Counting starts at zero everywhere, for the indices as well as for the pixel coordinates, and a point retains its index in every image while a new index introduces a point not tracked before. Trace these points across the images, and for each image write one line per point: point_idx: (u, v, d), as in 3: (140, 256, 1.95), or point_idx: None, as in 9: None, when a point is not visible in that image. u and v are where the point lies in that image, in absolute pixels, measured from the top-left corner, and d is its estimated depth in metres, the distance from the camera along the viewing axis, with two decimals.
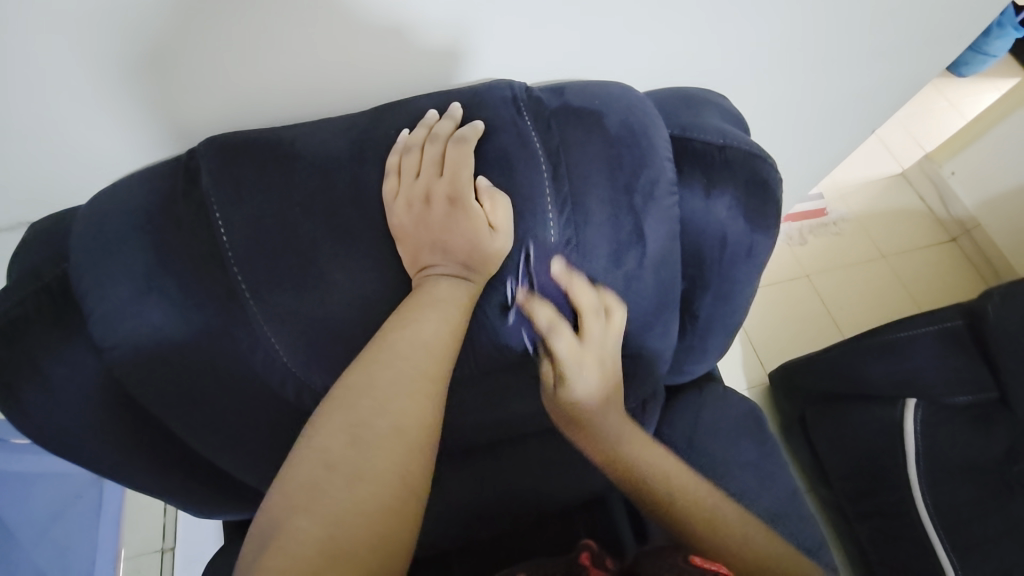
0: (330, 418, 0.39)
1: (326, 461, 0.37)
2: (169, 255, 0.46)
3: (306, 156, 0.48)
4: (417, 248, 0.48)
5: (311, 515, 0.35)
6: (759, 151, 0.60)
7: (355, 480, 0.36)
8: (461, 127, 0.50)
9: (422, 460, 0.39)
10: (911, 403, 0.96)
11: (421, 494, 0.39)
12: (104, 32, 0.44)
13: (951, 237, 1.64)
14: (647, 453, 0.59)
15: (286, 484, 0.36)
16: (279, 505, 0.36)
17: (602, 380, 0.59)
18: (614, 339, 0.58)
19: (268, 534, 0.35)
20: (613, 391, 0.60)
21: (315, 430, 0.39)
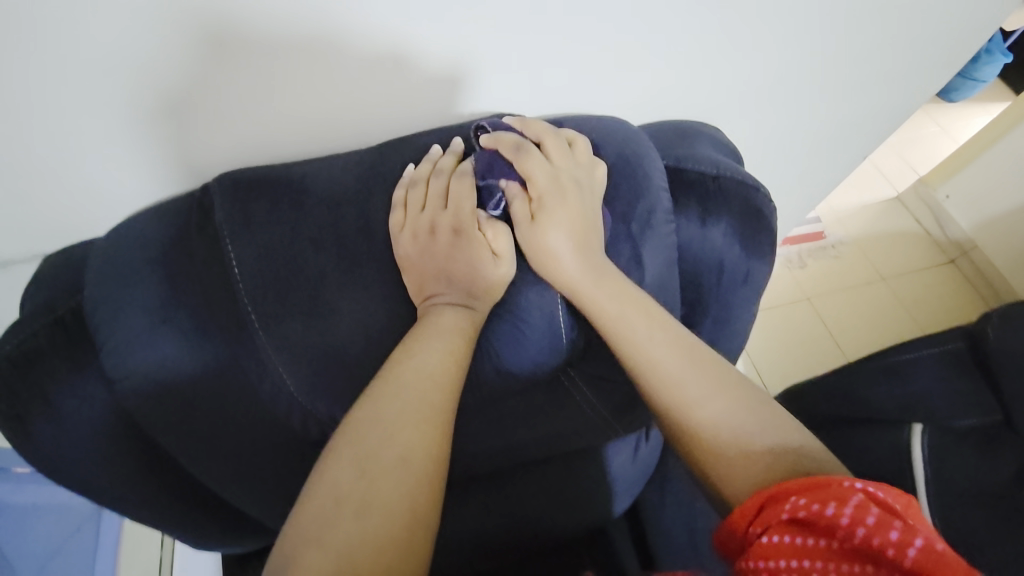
0: (339, 450, 0.40)
1: (335, 494, 0.38)
2: (182, 286, 0.48)
3: (316, 191, 0.49)
4: (423, 277, 0.49)
5: (320, 549, 0.35)
6: (752, 180, 0.62)
7: (363, 513, 0.37)
8: (464, 161, 0.53)
9: (430, 489, 0.39)
10: (917, 427, 0.92)
11: (430, 525, 0.38)
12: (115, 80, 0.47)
13: (950, 259, 1.65)
14: (639, 320, 0.51)
15: (298, 519, 0.37)
16: (290, 540, 0.36)
17: (580, 214, 0.51)
18: (581, 164, 0.53)
19: (280, 569, 0.35)
20: (592, 232, 0.52)
21: (325, 463, 0.40)
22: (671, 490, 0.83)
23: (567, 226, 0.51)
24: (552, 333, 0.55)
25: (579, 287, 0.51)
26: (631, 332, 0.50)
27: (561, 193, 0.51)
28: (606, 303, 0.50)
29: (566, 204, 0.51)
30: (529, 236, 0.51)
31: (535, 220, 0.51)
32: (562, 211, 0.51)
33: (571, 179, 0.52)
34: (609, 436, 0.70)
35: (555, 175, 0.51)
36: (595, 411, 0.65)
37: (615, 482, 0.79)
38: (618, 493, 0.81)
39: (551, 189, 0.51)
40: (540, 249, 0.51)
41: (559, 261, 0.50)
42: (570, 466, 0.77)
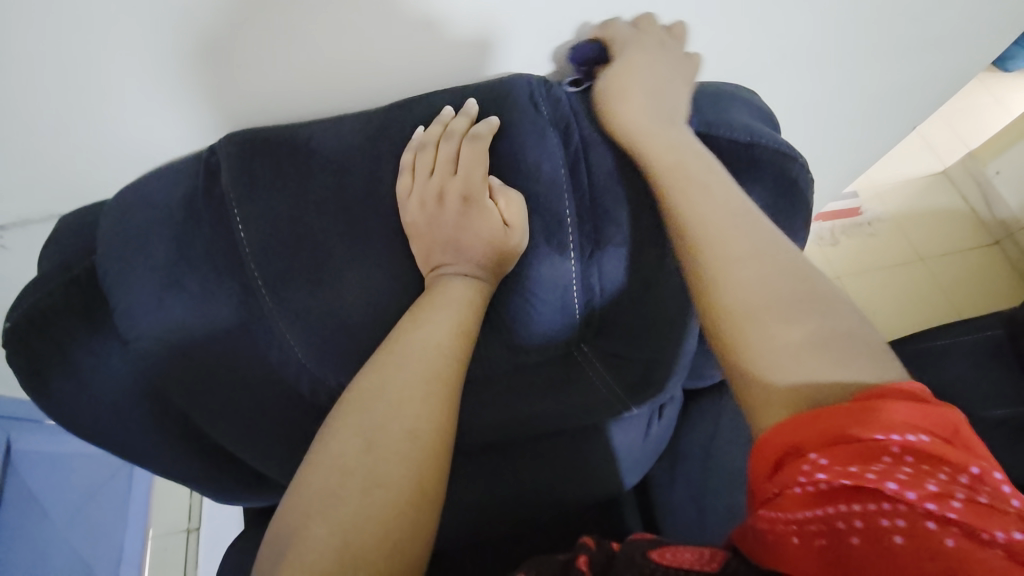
0: (344, 423, 0.39)
1: (339, 468, 0.37)
2: (191, 249, 0.47)
3: (322, 155, 0.48)
4: (431, 248, 0.48)
5: (325, 523, 0.35)
6: (789, 149, 0.57)
7: (369, 487, 0.37)
8: (476, 124, 0.49)
9: (436, 464, 0.39)
10: None
11: (436, 500, 0.39)
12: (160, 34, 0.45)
13: (995, 240, 1.55)
14: (696, 171, 0.47)
15: (303, 489, 0.37)
16: (294, 512, 0.36)
17: (654, 69, 0.52)
18: (665, 38, 0.54)
19: (286, 540, 0.35)
20: (667, 93, 0.52)
21: (329, 434, 0.39)
22: (681, 467, 0.82)
23: (643, 77, 0.51)
24: (566, 306, 0.53)
25: (637, 134, 0.49)
26: (686, 186, 0.46)
27: (640, 51, 0.53)
28: (663, 144, 0.48)
29: (641, 58, 0.52)
30: (603, 87, 0.52)
31: (611, 70, 0.52)
32: (639, 64, 0.52)
33: (656, 45, 0.53)
34: (620, 411, 0.69)
35: (637, 41, 0.53)
36: (608, 387, 0.64)
37: (625, 456, 0.79)
38: (629, 467, 0.80)
39: (629, 47, 0.53)
40: (610, 99, 0.51)
41: (623, 107, 0.50)
42: (581, 441, 0.76)
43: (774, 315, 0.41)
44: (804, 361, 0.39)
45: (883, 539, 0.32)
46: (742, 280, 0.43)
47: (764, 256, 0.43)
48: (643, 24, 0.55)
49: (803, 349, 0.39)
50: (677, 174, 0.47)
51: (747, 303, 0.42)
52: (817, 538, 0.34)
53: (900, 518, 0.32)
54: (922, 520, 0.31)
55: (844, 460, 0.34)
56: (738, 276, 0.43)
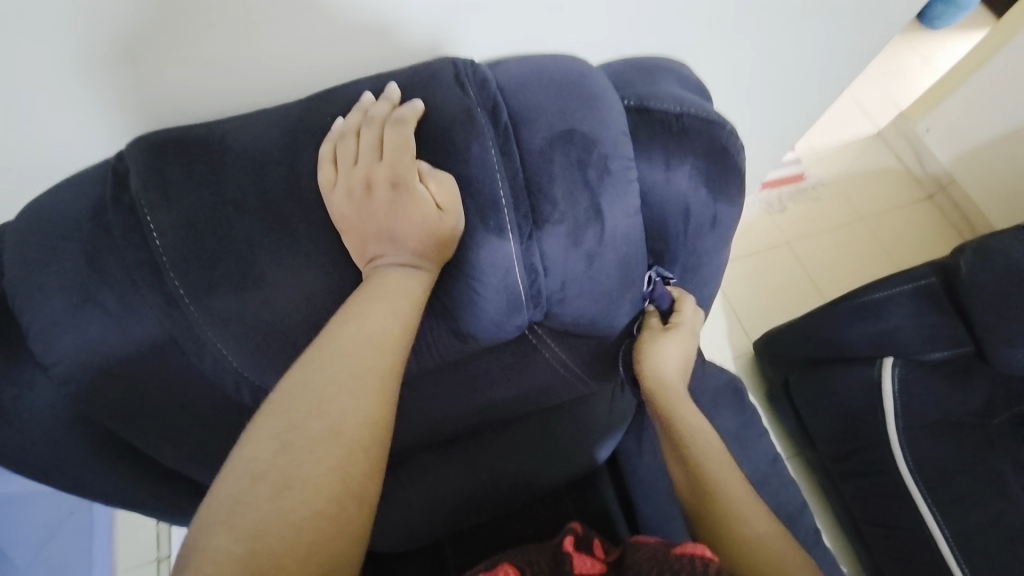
0: (263, 424, 0.38)
1: (252, 471, 0.36)
2: (102, 264, 0.44)
3: (238, 151, 0.45)
4: (364, 237, 0.46)
5: (234, 530, 0.34)
6: (717, 117, 0.58)
7: (283, 488, 0.35)
8: (399, 108, 0.48)
9: (362, 460, 0.38)
10: (889, 361, 0.98)
11: (362, 497, 0.37)
12: (44, 24, 0.41)
13: (928, 195, 1.64)
14: (693, 418, 0.64)
15: (214, 496, 0.35)
16: (202, 522, 0.34)
17: (686, 353, 0.69)
18: (696, 329, 0.70)
19: (193, 552, 0.33)
20: (685, 366, 0.69)
21: (246, 437, 0.38)
22: (647, 437, 0.84)
23: (680, 352, 0.68)
24: (504, 291, 0.52)
25: (668, 388, 0.66)
26: (691, 428, 0.62)
27: (686, 336, 0.68)
28: (680, 401, 0.65)
29: (685, 343, 0.68)
30: (654, 340, 0.66)
31: (665, 333, 0.66)
32: (682, 349, 0.68)
33: (693, 331, 0.69)
34: (581, 388, 0.71)
35: (687, 326, 0.68)
36: (564, 365, 0.64)
37: (590, 434, 0.80)
38: (597, 444, 0.81)
39: (684, 328, 0.67)
40: (653, 347, 0.66)
41: (662, 366, 0.66)
42: (545, 422, 0.77)
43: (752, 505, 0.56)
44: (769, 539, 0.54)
45: None
46: (732, 473, 0.59)
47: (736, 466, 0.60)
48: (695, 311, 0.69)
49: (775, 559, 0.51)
50: (685, 416, 0.63)
51: (732, 491, 0.57)
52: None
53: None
54: None
55: None
56: (726, 466, 0.59)
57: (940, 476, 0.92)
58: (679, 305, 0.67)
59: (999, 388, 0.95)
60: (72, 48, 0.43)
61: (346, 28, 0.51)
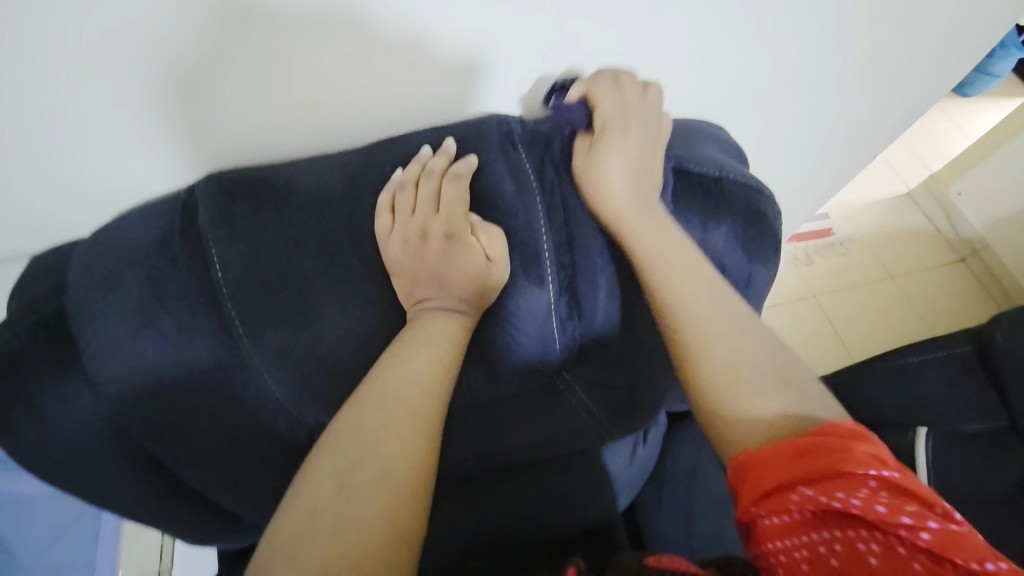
0: (320, 464, 0.39)
1: (313, 510, 0.37)
2: (166, 290, 0.47)
3: (301, 192, 0.48)
4: (413, 282, 0.48)
5: (294, 568, 0.34)
6: (757, 183, 0.60)
7: (340, 528, 0.36)
8: (455, 162, 0.50)
9: (411, 504, 0.38)
10: (922, 430, 0.93)
11: (412, 540, 0.37)
12: (140, 70, 0.45)
13: (960, 258, 1.62)
14: (666, 256, 0.49)
15: (275, 536, 0.36)
16: (265, 560, 0.35)
17: (633, 156, 0.50)
18: (650, 106, 0.53)
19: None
20: (648, 176, 0.51)
21: (304, 477, 0.39)
22: (667, 491, 0.82)
23: (625, 171, 0.50)
24: (542, 339, 0.54)
25: (622, 216, 0.50)
26: (661, 261, 0.49)
27: (622, 125, 0.51)
28: (679, 292, 0.48)
29: (624, 140, 0.50)
30: (585, 162, 0.51)
31: (592, 147, 0.51)
32: (625, 104, 0.52)
33: (635, 112, 0.51)
34: (605, 439, 0.70)
35: (635, 100, 0.52)
36: (591, 414, 0.64)
37: (611, 483, 0.79)
38: (617, 493, 0.80)
39: (613, 117, 0.51)
40: (594, 180, 0.50)
41: (659, 280, 0.49)
42: (565, 467, 0.76)
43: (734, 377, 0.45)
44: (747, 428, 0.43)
45: (859, 556, 0.35)
46: (706, 334, 0.47)
47: (719, 307, 0.48)
48: (624, 81, 0.52)
49: (693, 314, 0.48)
50: (644, 237, 0.49)
51: (640, 247, 0.49)
52: (800, 563, 0.36)
53: (875, 544, 0.35)
54: (894, 547, 0.35)
55: (821, 497, 0.36)
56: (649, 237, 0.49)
57: None
58: (594, 97, 0.52)
59: None
60: (163, 92, 0.47)
61: (388, 54, 0.51)
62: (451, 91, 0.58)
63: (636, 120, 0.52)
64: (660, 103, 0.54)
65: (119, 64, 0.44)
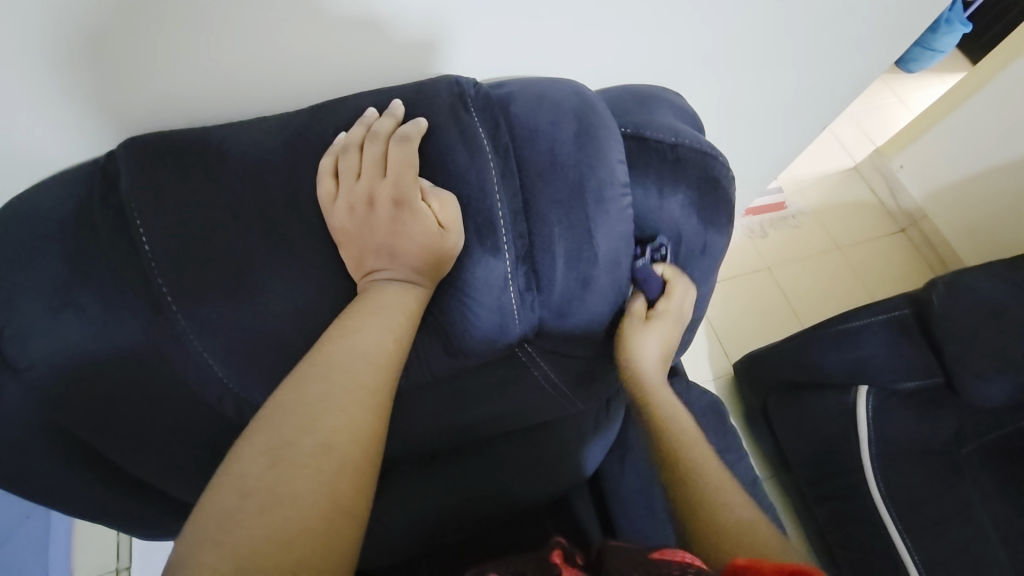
0: (252, 441, 0.37)
1: (242, 488, 0.35)
2: (85, 265, 0.43)
3: (235, 157, 0.44)
4: (362, 252, 0.46)
5: (217, 548, 0.32)
6: (710, 149, 0.61)
7: (271, 504, 0.34)
8: (403, 124, 0.48)
9: (353, 477, 0.37)
10: (864, 389, 1.02)
11: (355, 515, 0.36)
12: (40, 21, 0.40)
13: (901, 228, 1.71)
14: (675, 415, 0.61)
15: (200, 517, 0.34)
16: (186, 542, 0.33)
17: (668, 339, 0.64)
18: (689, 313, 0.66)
19: (173, 572, 0.32)
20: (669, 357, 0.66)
21: (235, 455, 0.37)
22: (630, 458, 0.84)
23: (657, 348, 0.64)
24: (499, 311, 0.52)
25: (645, 378, 0.63)
26: (666, 413, 0.61)
27: (672, 320, 0.64)
28: (680, 435, 0.58)
29: (668, 329, 0.64)
30: (635, 331, 0.63)
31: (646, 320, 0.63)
32: (679, 306, 0.65)
33: (682, 319, 0.65)
34: (568, 409, 0.70)
35: (684, 304, 0.65)
36: (552, 385, 0.64)
37: (579, 451, 0.80)
38: (590, 454, 0.81)
39: (669, 311, 0.63)
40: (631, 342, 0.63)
41: (670, 429, 0.60)
42: (530, 437, 0.78)
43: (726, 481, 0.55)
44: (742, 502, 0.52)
45: None
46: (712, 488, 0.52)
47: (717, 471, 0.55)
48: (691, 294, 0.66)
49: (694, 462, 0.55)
50: (657, 393, 0.63)
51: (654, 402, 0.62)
52: None
53: None
54: None
55: None
56: (660, 397, 0.63)
57: (913, 504, 0.95)
58: (669, 288, 0.63)
59: (965, 419, 1.00)
60: (69, 41, 0.42)
61: (329, 10, 0.47)
62: (399, 57, 0.54)
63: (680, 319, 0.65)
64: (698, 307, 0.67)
65: (15, 14, 0.39)
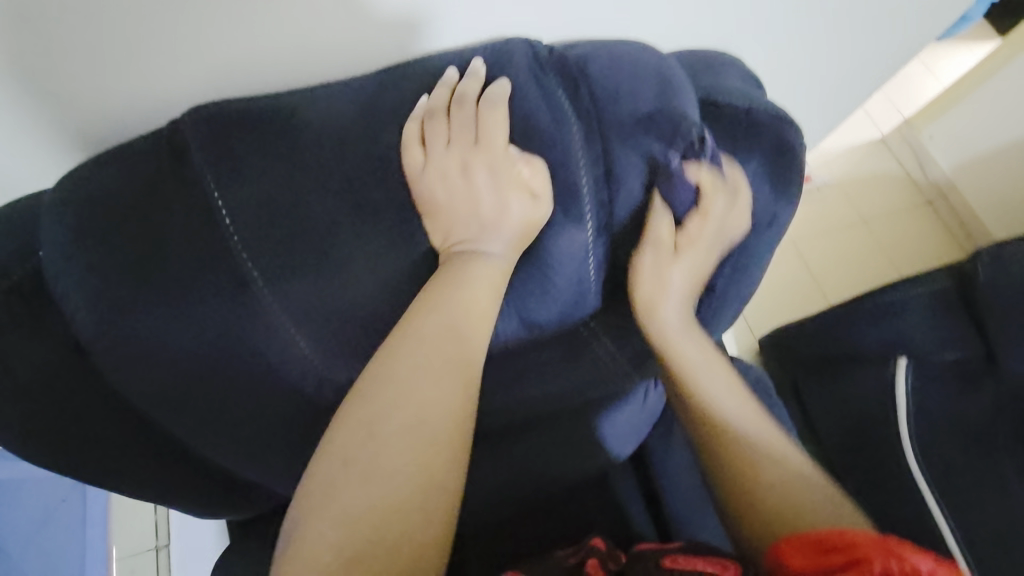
0: (350, 413, 0.39)
1: (343, 457, 0.38)
2: (167, 241, 0.42)
3: (311, 124, 0.42)
4: (451, 221, 0.45)
5: (328, 518, 0.36)
6: (786, 114, 0.58)
7: (369, 476, 0.37)
8: (488, 87, 0.45)
9: (441, 451, 0.39)
10: (902, 360, 0.97)
11: (447, 491, 0.39)
12: None
13: (928, 201, 1.65)
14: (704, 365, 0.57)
15: (310, 484, 0.38)
16: (301, 508, 0.37)
17: (697, 272, 0.56)
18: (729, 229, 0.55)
19: (293, 538, 0.36)
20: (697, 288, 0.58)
21: (336, 426, 0.39)
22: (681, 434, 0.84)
23: (686, 281, 0.56)
24: (581, 287, 0.51)
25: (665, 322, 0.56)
26: (692, 359, 0.56)
27: (704, 244, 0.55)
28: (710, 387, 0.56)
29: (697, 260, 0.55)
30: (653, 257, 0.54)
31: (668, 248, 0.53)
32: (717, 223, 0.54)
33: (714, 239, 0.55)
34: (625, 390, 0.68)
35: (731, 220, 0.54)
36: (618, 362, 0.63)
37: (610, 432, 0.71)
38: (618, 443, 0.73)
39: (701, 237, 0.54)
40: (649, 268, 0.54)
41: (697, 379, 0.56)
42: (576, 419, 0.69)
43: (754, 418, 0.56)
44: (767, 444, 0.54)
45: None
46: (754, 451, 0.54)
47: (748, 423, 0.56)
48: (735, 207, 0.54)
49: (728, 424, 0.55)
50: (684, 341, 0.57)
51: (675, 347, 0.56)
52: None
53: None
54: None
55: None
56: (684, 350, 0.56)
57: None
58: (702, 202, 0.52)
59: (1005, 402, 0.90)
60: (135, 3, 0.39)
61: None
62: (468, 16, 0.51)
63: (715, 241, 0.55)
64: (744, 216, 0.55)
65: None
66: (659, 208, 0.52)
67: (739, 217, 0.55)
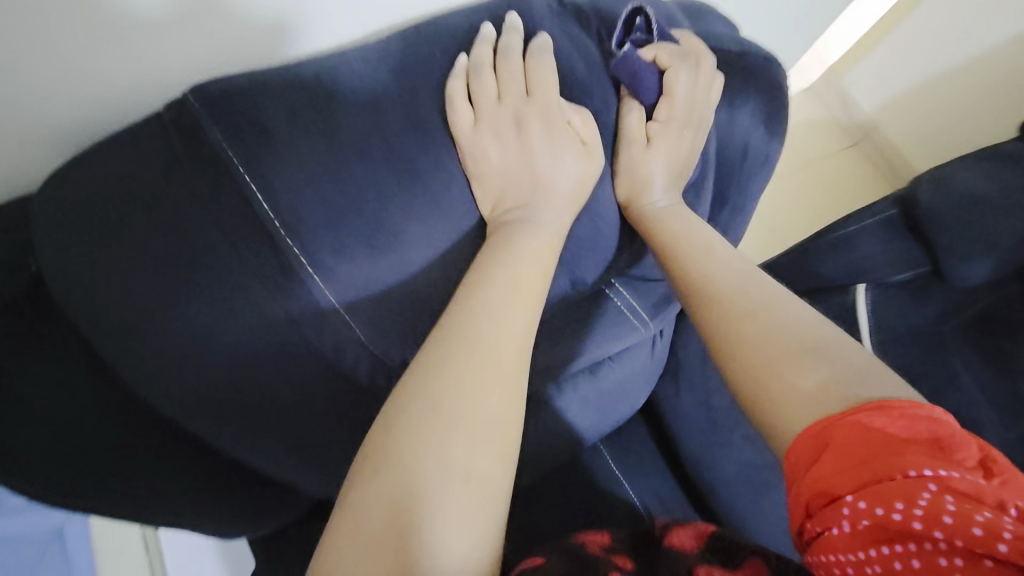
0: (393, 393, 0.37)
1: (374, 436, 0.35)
2: (198, 231, 0.39)
3: (347, 93, 0.41)
4: (504, 181, 0.45)
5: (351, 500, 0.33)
6: (771, 55, 0.62)
7: (391, 455, 0.34)
8: (531, 40, 0.47)
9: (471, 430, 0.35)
10: (861, 287, 0.87)
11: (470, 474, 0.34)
12: None
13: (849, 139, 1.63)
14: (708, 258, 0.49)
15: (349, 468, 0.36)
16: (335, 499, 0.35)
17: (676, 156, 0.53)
18: (704, 99, 0.54)
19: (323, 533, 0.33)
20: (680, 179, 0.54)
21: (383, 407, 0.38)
22: None
23: (667, 169, 0.53)
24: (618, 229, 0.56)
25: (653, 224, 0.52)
26: (689, 251, 0.50)
27: (684, 122, 0.53)
28: (731, 282, 0.46)
29: (679, 140, 0.53)
30: (635, 154, 0.53)
31: (648, 141, 0.52)
32: (689, 95, 0.53)
33: (697, 110, 0.54)
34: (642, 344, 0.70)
35: (698, 90, 0.53)
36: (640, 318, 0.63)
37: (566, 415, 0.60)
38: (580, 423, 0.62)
39: (680, 113, 0.53)
40: (634, 169, 0.53)
41: (704, 271, 0.48)
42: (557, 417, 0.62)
43: (778, 302, 0.44)
44: (803, 330, 0.42)
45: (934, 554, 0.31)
46: (831, 361, 0.39)
47: (803, 323, 0.43)
48: (699, 77, 0.53)
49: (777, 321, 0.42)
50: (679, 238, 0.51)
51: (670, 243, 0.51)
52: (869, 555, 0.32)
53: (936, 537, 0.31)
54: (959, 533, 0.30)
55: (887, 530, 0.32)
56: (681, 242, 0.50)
57: None
58: (665, 82, 0.52)
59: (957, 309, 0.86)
60: None
61: None
62: None
63: (695, 116, 0.54)
64: (711, 74, 0.54)
65: None
66: (626, 102, 0.53)
67: (707, 88, 0.54)
